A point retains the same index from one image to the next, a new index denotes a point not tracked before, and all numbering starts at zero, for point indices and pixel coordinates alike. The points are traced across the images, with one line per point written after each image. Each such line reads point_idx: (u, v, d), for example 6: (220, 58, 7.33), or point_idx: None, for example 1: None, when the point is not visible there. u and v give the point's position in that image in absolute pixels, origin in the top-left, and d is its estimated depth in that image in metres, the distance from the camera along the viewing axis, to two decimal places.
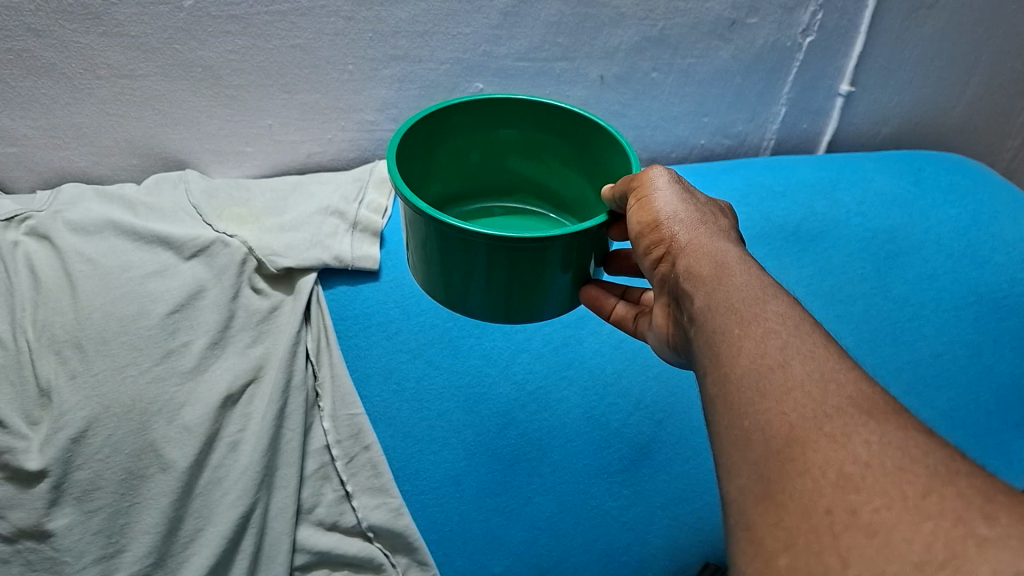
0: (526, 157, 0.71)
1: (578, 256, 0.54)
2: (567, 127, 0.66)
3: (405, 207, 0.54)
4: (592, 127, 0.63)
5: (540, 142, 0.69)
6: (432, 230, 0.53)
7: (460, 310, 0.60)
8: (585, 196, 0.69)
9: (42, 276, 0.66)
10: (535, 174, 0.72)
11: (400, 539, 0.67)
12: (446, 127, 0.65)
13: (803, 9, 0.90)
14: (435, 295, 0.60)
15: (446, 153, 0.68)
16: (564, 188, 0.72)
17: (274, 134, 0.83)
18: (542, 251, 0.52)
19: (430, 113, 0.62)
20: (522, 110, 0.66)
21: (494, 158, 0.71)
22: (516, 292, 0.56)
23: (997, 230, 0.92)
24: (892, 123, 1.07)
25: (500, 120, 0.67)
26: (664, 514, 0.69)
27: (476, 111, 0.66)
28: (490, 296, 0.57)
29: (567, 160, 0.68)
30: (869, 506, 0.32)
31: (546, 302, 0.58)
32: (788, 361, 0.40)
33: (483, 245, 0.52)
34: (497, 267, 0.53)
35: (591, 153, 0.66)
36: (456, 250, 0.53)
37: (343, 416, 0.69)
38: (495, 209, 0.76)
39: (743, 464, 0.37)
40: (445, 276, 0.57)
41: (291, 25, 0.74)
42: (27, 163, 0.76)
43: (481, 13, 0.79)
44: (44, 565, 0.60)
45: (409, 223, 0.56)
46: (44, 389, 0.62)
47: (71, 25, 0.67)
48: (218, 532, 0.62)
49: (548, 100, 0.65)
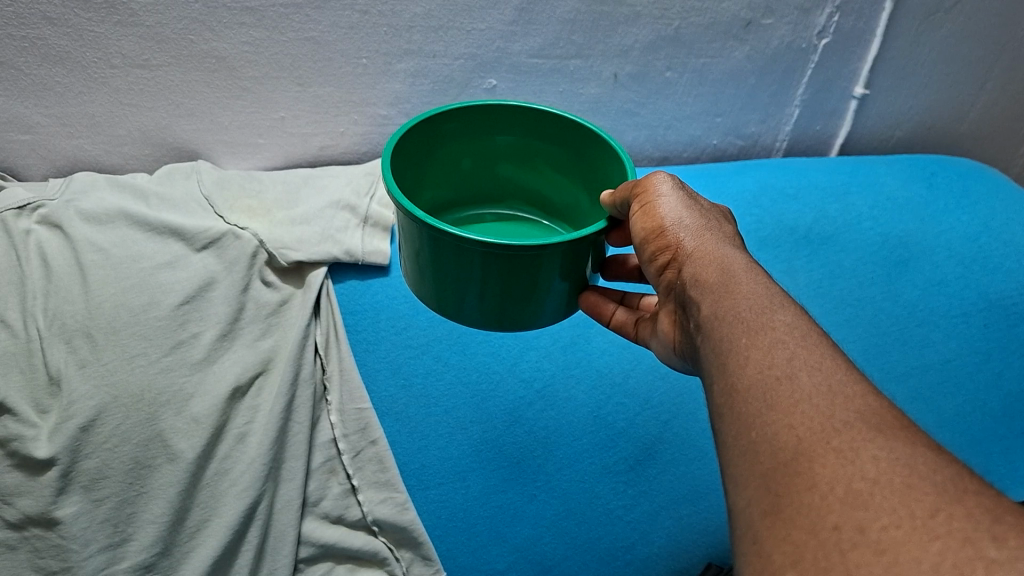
0: (521, 164, 0.71)
1: (575, 263, 0.54)
2: (565, 136, 0.65)
3: (401, 214, 0.54)
4: (586, 134, 0.64)
5: (535, 150, 0.69)
6: (426, 236, 0.53)
7: (453, 318, 0.60)
8: (579, 204, 0.69)
9: (53, 264, 0.66)
10: (530, 182, 0.72)
11: (405, 534, 0.66)
12: (437, 134, 0.65)
13: (819, 10, 0.89)
14: (430, 303, 0.60)
15: (441, 157, 0.67)
16: (558, 196, 0.71)
17: (286, 126, 0.82)
18: (538, 259, 0.52)
19: (427, 117, 0.62)
20: (518, 118, 0.66)
21: (488, 165, 0.71)
22: (511, 301, 0.56)
23: (1008, 237, 0.92)
24: (906, 126, 1.06)
25: (492, 128, 0.67)
26: (670, 513, 0.68)
27: (471, 117, 0.65)
28: (485, 303, 0.56)
29: (560, 166, 0.68)
30: (878, 524, 0.32)
31: (542, 309, 0.57)
32: (795, 372, 0.40)
33: (478, 252, 0.51)
34: (493, 275, 0.53)
35: (586, 160, 0.65)
36: (450, 256, 0.53)
37: (351, 411, 0.69)
38: (487, 216, 0.75)
39: (750, 476, 0.37)
40: (439, 283, 0.56)
41: (306, 18, 0.74)
42: (40, 150, 0.76)
43: (496, 9, 0.79)
44: (51, 553, 0.60)
45: (403, 229, 0.56)
46: (53, 377, 0.62)
47: (87, 15, 0.67)
48: (224, 524, 0.62)
49: (546, 108, 0.65)
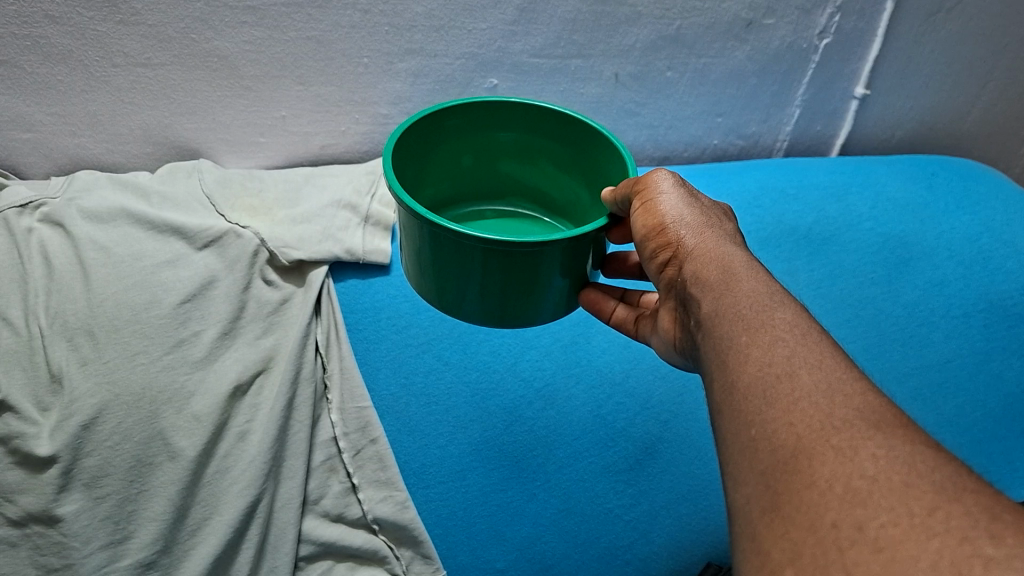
0: (521, 161, 0.71)
1: (575, 259, 0.54)
2: (565, 132, 0.66)
3: (402, 211, 0.54)
4: (586, 131, 0.64)
5: (535, 146, 0.69)
6: (427, 232, 0.53)
7: (453, 315, 0.60)
8: (579, 200, 0.69)
9: (55, 262, 0.66)
10: (530, 178, 0.72)
11: (406, 532, 0.67)
12: (438, 131, 0.65)
13: (820, 10, 0.89)
14: (430, 300, 0.60)
15: (441, 154, 0.68)
16: (558, 192, 0.72)
17: (288, 125, 0.82)
18: (539, 256, 0.52)
19: (427, 114, 0.62)
20: (517, 114, 0.66)
21: (488, 162, 0.71)
22: (511, 298, 0.56)
23: (1009, 237, 0.92)
24: (906, 126, 1.06)
25: (493, 124, 0.67)
26: (669, 513, 0.69)
27: (472, 114, 0.65)
28: (485, 300, 0.56)
29: (560, 163, 0.69)
30: (876, 522, 0.32)
31: (542, 306, 0.57)
32: (795, 370, 0.40)
33: (478, 248, 0.52)
34: (493, 272, 0.53)
35: (586, 157, 0.66)
36: (450, 253, 0.53)
37: (352, 409, 0.69)
38: (486, 212, 0.76)
39: (749, 474, 0.38)
40: (439, 279, 0.57)
41: (308, 17, 0.74)
42: (42, 149, 0.76)
43: (498, 9, 0.79)
44: (52, 550, 0.60)
45: (404, 225, 0.56)
46: (55, 375, 0.62)
47: (89, 14, 0.68)
48: (225, 521, 0.62)
49: (545, 104, 0.65)
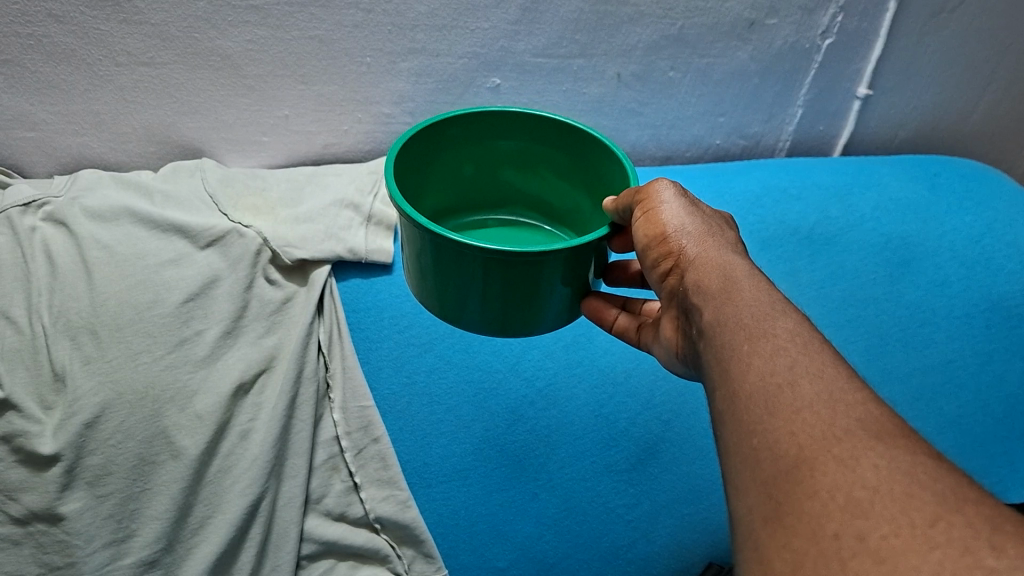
0: (522, 170, 0.71)
1: (576, 268, 0.54)
2: (566, 141, 0.66)
3: (403, 221, 0.54)
4: (587, 140, 0.64)
5: (536, 155, 0.69)
6: (428, 242, 0.53)
7: (455, 324, 0.60)
8: (581, 208, 0.69)
9: (58, 261, 0.66)
10: (531, 187, 0.72)
11: (407, 531, 0.67)
12: (438, 142, 0.65)
13: (823, 10, 0.89)
14: (432, 308, 0.60)
15: (442, 164, 0.68)
16: (559, 201, 0.72)
17: (290, 124, 0.82)
18: (540, 265, 0.52)
19: (428, 125, 0.62)
20: (518, 123, 0.66)
21: (489, 171, 0.71)
22: (512, 308, 0.56)
23: (1011, 238, 0.92)
24: (909, 126, 1.06)
25: (494, 134, 0.67)
26: (670, 513, 0.70)
27: (472, 124, 0.65)
28: (486, 310, 0.56)
29: (561, 172, 0.69)
30: (877, 533, 0.32)
31: (544, 315, 0.57)
32: (796, 380, 0.40)
33: (479, 257, 0.52)
34: (494, 281, 0.53)
35: (588, 166, 0.66)
36: (451, 262, 0.53)
37: (354, 408, 0.69)
38: (489, 221, 0.75)
39: (752, 483, 0.38)
40: (440, 289, 0.57)
41: (311, 17, 0.74)
42: (45, 148, 0.76)
43: (500, 8, 0.79)
44: (55, 548, 0.61)
45: (405, 234, 0.56)
46: (58, 373, 0.62)
47: (93, 13, 0.68)
48: (228, 520, 0.63)
49: (545, 114, 0.65)
